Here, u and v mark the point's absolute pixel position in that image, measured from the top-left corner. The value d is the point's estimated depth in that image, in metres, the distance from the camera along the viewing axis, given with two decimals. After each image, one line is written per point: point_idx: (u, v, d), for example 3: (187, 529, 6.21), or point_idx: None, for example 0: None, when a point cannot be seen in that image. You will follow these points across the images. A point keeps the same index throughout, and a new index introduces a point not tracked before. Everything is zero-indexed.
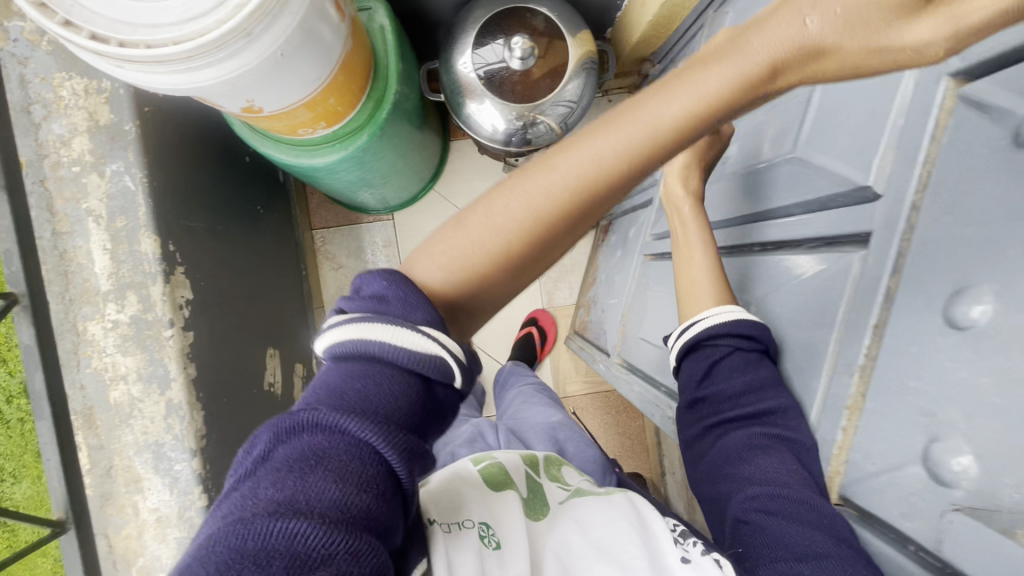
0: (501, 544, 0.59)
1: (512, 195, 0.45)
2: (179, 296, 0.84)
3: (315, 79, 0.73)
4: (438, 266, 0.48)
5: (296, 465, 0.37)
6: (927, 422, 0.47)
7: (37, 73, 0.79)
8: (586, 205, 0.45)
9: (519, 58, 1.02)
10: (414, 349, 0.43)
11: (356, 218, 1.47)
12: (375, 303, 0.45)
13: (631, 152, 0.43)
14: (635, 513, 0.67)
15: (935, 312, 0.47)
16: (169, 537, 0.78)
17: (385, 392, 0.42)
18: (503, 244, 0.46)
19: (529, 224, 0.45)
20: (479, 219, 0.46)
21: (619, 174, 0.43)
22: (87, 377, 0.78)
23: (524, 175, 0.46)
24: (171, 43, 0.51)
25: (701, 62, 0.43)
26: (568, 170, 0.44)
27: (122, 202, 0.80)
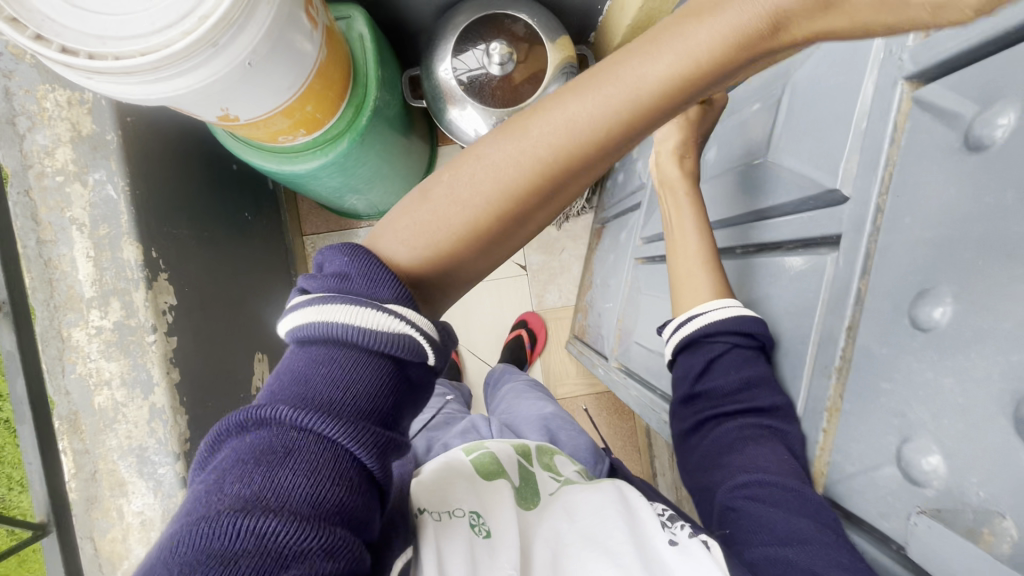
0: (493, 533, 0.56)
1: (479, 165, 0.43)
2: (162, 301, 0.83)
3: (288, 88, 0.73)
4: (404, 242, 0.45)
5: (263, 459, 0.36)
6: (898, 423, 0.47)
7: (21, 85, 0.78)
8: (561, 175, 0.42)
9: (498, 63, 1.04)
10: (382, 330, 0.40)
11: (347, 224, 1.45)
12: (337, 282, 0.42)
13: (609, 120, 0.40)
14: (626, 502, 0.63)
15: (903, 314, 0.47)
16: (154, 540, 0.79)
17: (355, 379, 0.40)
18: (471, 218, 0.43)
19: (497, 197, 0.42)
20: (446, 191, 0.44)
21: (596, 142, 0.41)
22: (72, 383, 0.78)
23: (496, 138, 0.43)
24: (137, 54, 0.52)
25: (689, 15, 0.39)
26: (539, 138, 0.41)
27: (105, 210, 0.79)
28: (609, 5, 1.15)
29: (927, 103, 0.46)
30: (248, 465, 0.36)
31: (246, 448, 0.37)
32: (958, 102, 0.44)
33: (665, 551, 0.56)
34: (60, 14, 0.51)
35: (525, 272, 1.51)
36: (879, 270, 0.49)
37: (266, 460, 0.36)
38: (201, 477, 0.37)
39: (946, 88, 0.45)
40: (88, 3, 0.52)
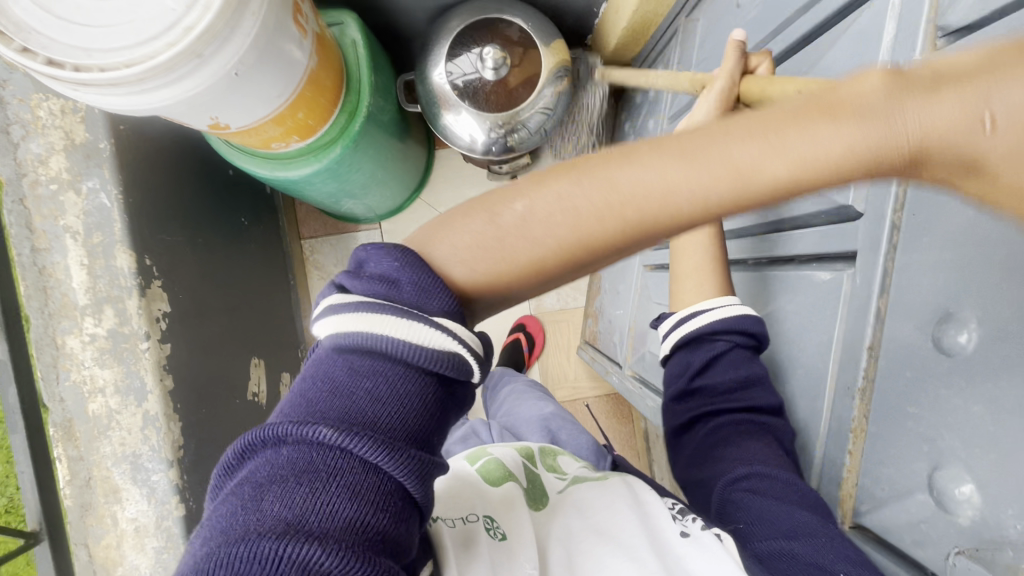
0: (508, 536, 0.54)
1: (554, 204, 0.35)
2: (155, 308, 0.84)
3: (277, 96, 0.72)
4: (460, 261, 0.38)
5: (302, 480, 0.34)
6: (927, 449, 0.44)
7: (14, 95, 0.78)
8: (644, 239, 0.35)
9: (492, 68, 1.02)
10: (432, 346, 0.38)
11: (345, 228, 1.46)
12: (384, 287, 0.38)
13: (711, 205, 0.32)
14: (638, 499, 0.62)
15: (924, 338, 0.44)
16: (148, 547, 0.79)
17: (400, 396, 0.38)
18: (528, 263, 0.37)
19: (559, 250, 0.36)
20: (515, 224, 0.36)
21: (688, 220, 0.33)
22: (66, 391, 0.78)
23: (579, 175, 0.35)
24: (123, 66, 0.52)
25: (819, 108, 0.30)
26: (633, 195, 0.33)
27: (98, 218, 0.79)
28: (605, 8, 1.15)
29: None
30: (286, 486, 0.34)
31: (283, 467, 0.35)
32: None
33: (677, 542, 0.55)
34: (47, 28, 0.51)
35: None
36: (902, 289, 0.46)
37: (305, 480, 0.34)
38: (235, 490, 0.35)
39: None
40: (75, 16, 0.52)
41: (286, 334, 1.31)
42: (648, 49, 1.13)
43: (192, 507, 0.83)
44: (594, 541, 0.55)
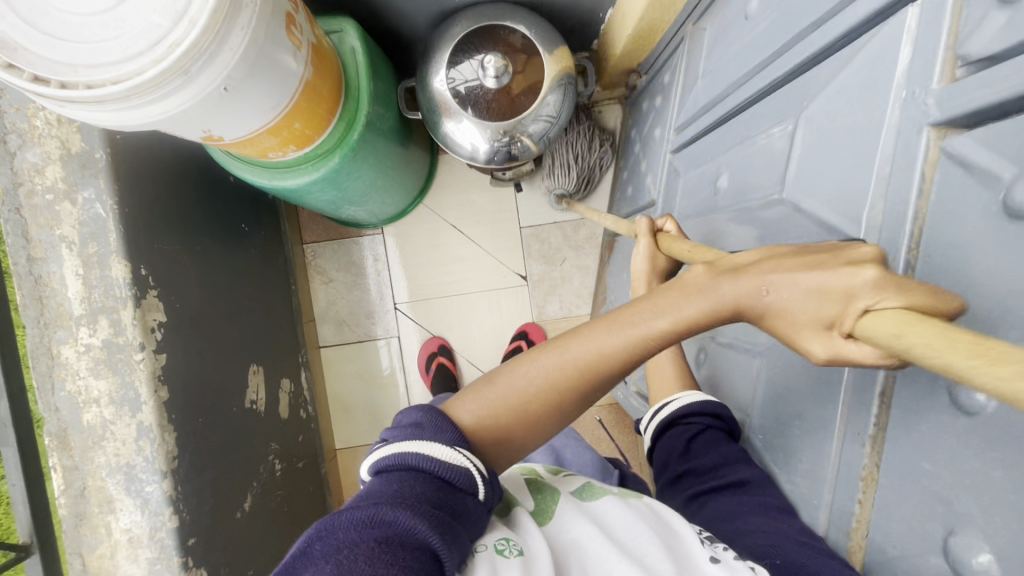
0: (526, 553, 0.46)
1: (535, 364, 0.51)
2: (151, 319, 0.83)
3: (272, 107, 0.71)
4: (479, 412, 0.51)
5: (336, 555, 0.38)
6: (942, 509, 0.37)
7: (12, 104, 0.77)
8: (583, 387, 0.50)
9: (493, 76, 1.01)
10: (447, 460, 0.46)
11: (347, 233, 1.45)
12: (411, 429, 0.49)
13: (619, 357, 0.49)
14: (661, 518, 0.53)
15: (940, 391, 0.36)
16: (141, 557, 0.79)
17: (419, 488, 0.43)
18: (525, 405, 0.51)
19: (543, 391, 0.50)
20: (508, 384, 0.51)
21: (603, 367, 0.49)
22: (62, 401, 0.78)
23: (545, 349, 0.51)
24: (109, 83, 0.51)
25: (679, 289, 0.48)
26: (571, 356, 0.50)
27: (94, 228, 0.79)
28: (611, 13, 1.12)
29: (956, 156, 0.37)
30: (322, 561, 0.38)
31: (320, 549, 0.39)
32: (993, 160, 0.34)
33: (705, 568, 0.46)
34: (34, 44, 0.51)
35: (525, 282, 1.46)
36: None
37: (337, 552, 0.38)
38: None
39: (978, 142, 0.35)
40: (60, 30, 0.51)
41: (285, 338, 1.30)
42: (655, 56, 1.11)
43: (186, 519, 0.83)
44: (615, 555, 0.47)
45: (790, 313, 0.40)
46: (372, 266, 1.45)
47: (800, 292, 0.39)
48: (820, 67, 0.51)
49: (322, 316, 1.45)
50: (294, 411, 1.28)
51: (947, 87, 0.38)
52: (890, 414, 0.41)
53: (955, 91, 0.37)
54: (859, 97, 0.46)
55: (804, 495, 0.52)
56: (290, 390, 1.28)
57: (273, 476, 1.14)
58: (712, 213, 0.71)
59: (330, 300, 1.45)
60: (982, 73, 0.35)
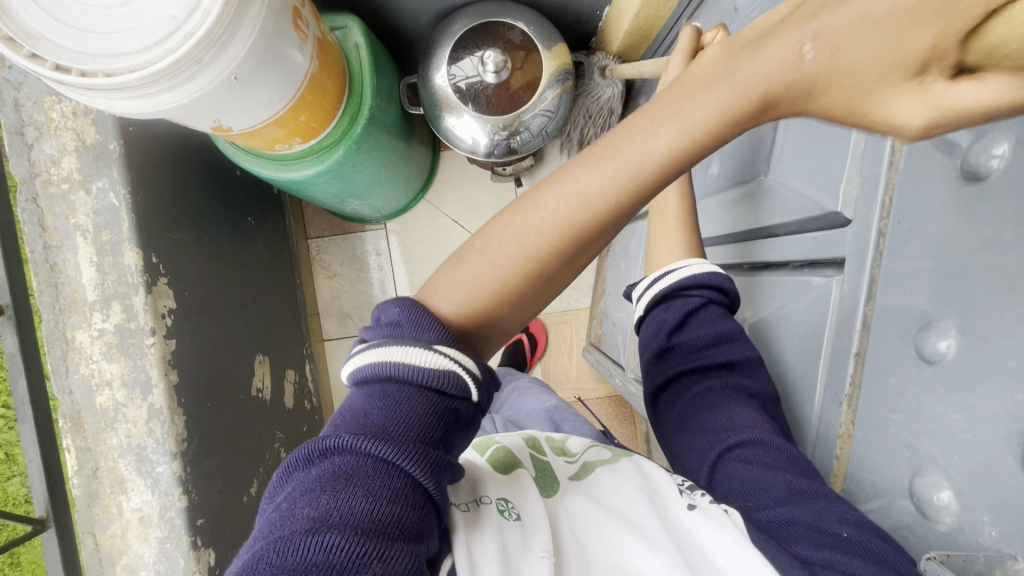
0: (523, 517, 0.49)
1: (504, 234, 0.44)
2: (161, 305, 0.86)
3: (279, 99, 0.74)
4: (455, 300, 0.46)
5: (330, 484, 0.38)
6: (909, 456, 0.39)
7: (29, 98, 0.80)
8: (577, 245, 0.42)
9: (492, 72, 1.03)
10: (431, 367, 0.43)
11: (351, 227, 1.48)
12: (390, 330, 0.45)
13: (611, 205, 0.40)
14: (645, 475, 0.55)
15: (907, 345, 0.39)
16: (152, 536, 0.82)
17: (407, 412, 0.42)
18: (500, 281, 0.44)
19: (523, 262, 0.43)
20: (480, 262, 0.45)
21: (590, 224, 0.41)
22: (75, 383, 0.81)
23: (516, 210, 0.43)
24: (126, 72, 0.54)
25: (682, 91, 0.39)
26: (547, 217, 0.42)
27: (107, 217, 0.82)
28: (608, 10, 1.14)
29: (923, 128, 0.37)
30: (317, 491, 0.38)
31: (313, 475, 0.39)
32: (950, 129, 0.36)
33: (683, 517, 0.48)
34: (55, 35, 0.54)
35: None
36: (887, 300, 0.40)
37: (332, 484, 0.38)
38: (272, 509, 0.39)
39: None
40: (81, 22, 0.54)
41: (289, 328, 1.32)
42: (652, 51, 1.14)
43: (195, 498, 0.86)
44: (606, 520, 0.49)
45: (852, 72, 0.31)
46: (375, 260, 1.48)
47: (870, 35, 0.30)
48: None
49: (326, 309, 1.48)
50: (299, 401, 1.31)
51: None
52: (864, 372, 0.43)
53: None
54: None
55: None
56: (295, 380, 1.30)
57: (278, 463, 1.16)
58: (703, 197, 0.72)
59: (335, 294, 1.48)
60: None
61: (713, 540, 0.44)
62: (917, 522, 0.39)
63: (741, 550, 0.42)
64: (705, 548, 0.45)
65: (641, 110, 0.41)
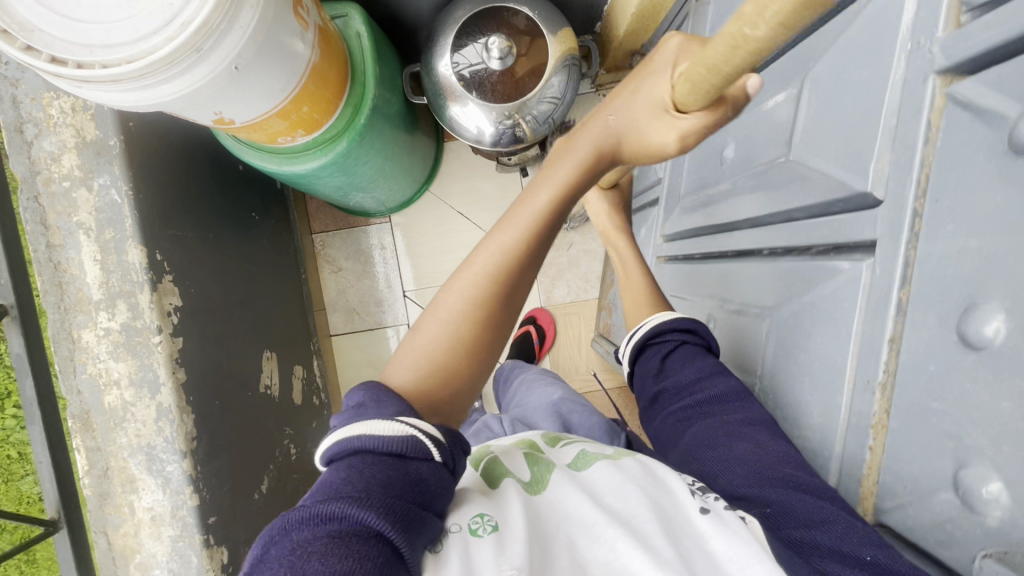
0: (501, 527, 0.45)
1: (450, 296, 0.57)
2: (166, 303, 0.84)
3: (280, 90, 0.73)
4: (412, 366, 0.55)
5: (286, 559, 0.37)
6: (953, 447, 0.36)
7: (28, 94, 0.79)
8: (505, 283, 0.57)
9: (497, 58, 1.01)
10: (389, 434, 0.46)
11: (356, 221, 1.47)
12: (355, 410, 0.50)
13: (523, 246, 0.57)
14: (651, 476, 0.53)
15: (949, 330, 0.36)
16: (164, 535, 0.82)
17: (365, 475, 0.43)
18: (454, 330, 0.56)
19: (467, 309, 0.56)
20: (435, 320, 0.57)
21: (511, 264, 0.57)
22: (83, 383, 0.80)
23: (451, 283, 0.58)
24: (123, 62, 0.52)
25: (537, 182, 0.59)
26: (479, 270, 0.57)
27: (109, 214, 0.80)
28: None
29: (966, 101, 0.35)
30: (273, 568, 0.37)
31: (271, 554, 0.39)
32: (999, 100, 0.33)
33: (695, 521, 0.48)
34: (50, 26, 0.52)
35: None
36: (925, 283, 0.38)
37: (287, 557, 0.38)
38: None
39: (984, 84, 0.34)
40: (75, 12, 0.52)
41: (296, 325, 1.31)
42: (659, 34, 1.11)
43: (206, 498, 0.85)
44: (604, 521, 0.47)
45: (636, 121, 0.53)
46: (379, 254, 1.47)
47: (637, 100, 0.52)
48: (817, 32, 0.51)
49: (333, 304, 1.47)
50: (308, 396, 1.30)
51: (952, 33, 0.36)
52: (899, 360, 0.40)
53: (961, 36, 0.35)
54: (863, 51, 0.44)
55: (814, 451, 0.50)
56: (303, 376, 1.30)
57: (289, 460, 1.16)
58: (717, 182, 0.70)
59: (341, 289, 1.47)
60: (988, 15, 0.33)
61: (728, 547, 0.44)
62: (962, 517, 0.36)
63: (756, 563, 0.42)
64: (719, 557, 0.45)
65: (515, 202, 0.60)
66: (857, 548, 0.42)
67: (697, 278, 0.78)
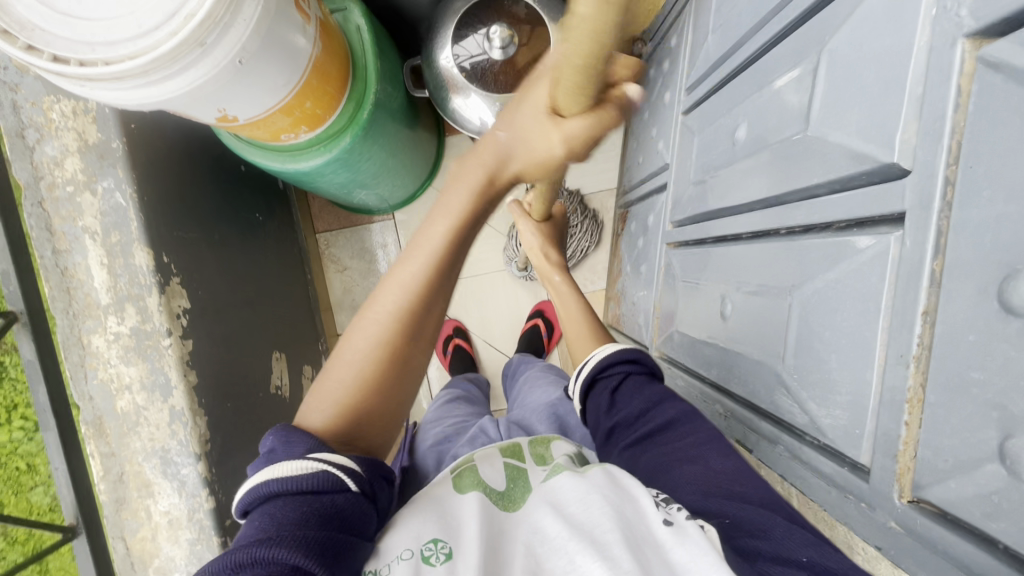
0: (455, 553, 0.46)
1: (354, 336, 0.54)
2: (176, 305, 0.83)
3: (284, 85, 0.72)
4: (323, 407, 0.53)
5: None
6: (998, 417, 0.35)
7: (27, 98, 0.78)
8: (411, 316, 0.53)
9: (499, 48, 1.00)
10: (298, 471, 0.45)
11: (358, 220, 1.46)
12: (266, 457, 0.48)
13: (422, 276, 0.53)
14: (615, 484, 0.51)
15: (989, 298, 0.35)
16: (182, 538, 0.82)
17: (276, 517, 0.42)
18: (360, 368, 0.53)
19: (373, 346, 0.53)
20: (338, 367, 0.54)
21: (416, 299, 0.53)
22: (95, 389, 0.80)
23: (354, 325, 0.55)
24: (127, 59, 0.51)
25: (432, 213, 0.54)
26: (381, 307, 0.53)
27: (115, 217, 0.79)
28: None
29: (1001, 63, 0.33)
30: None
31: None
32: None
33: (657, 532, 0.45)
34: (52, 24, 0.51)
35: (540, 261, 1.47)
36: (960, 251, 0.37)
37: None
38: None
39: (1018, 44, 0.32)
40: (76, 9, 0.52)
41: (303, 326, 1.30)
42: (660, 19, 1.10)
43: (222, 500, 0.85)
44: (569, 538, 0.46)
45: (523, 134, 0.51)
46: (383, 252, 1.46)
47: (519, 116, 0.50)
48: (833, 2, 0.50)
49: (338, 304, 1.46)
50: None
51: None
52: (934, 332, 0.39)
53: None
54: (882, 20, 0.43)
55: (843, 429, 0.48)
56: (312, 376, 1.29)
57: None
58: (729, 164, 0.69)
59: (346, 288, 1.46)
60: None
61: (689, 557, 0.42)
62: (1010, 487, 0.35)
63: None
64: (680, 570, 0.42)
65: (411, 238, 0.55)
66: (797, 552, 0.45)
67: (707, 261, 0.77)
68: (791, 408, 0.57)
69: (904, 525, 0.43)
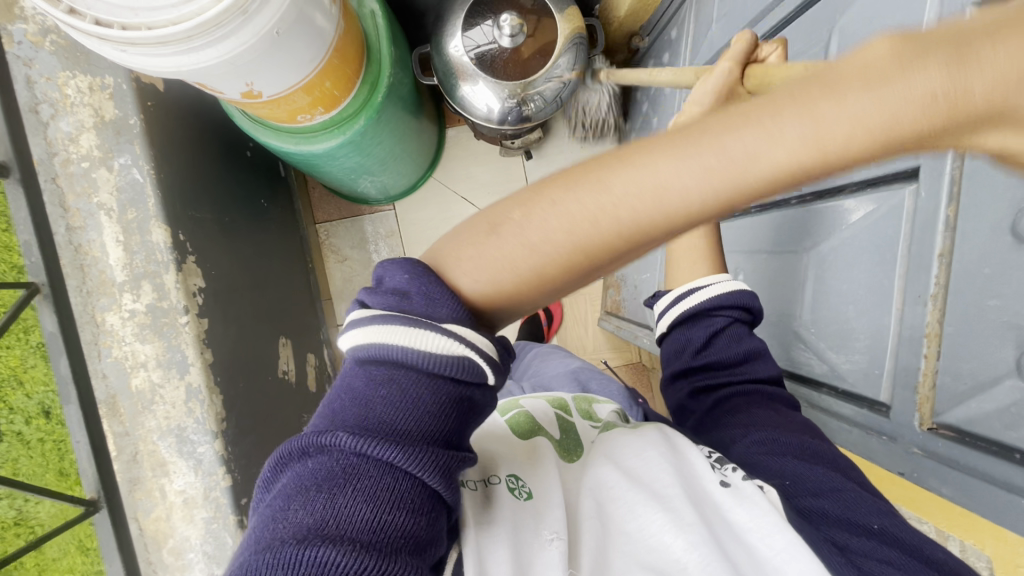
0: (534, 495, 0.49)
1: (550, 211, 0.35)
2: (192, 284, 0.83)
3: (309, 61, 0.73)
4: (478, 281, 0.39)
5: (328, 487, 0.35)
6: (1015, 336, 0.40)
7: (41, 74, 0.78)
8: (632, 245, 0.35)
9: (509, 36, 1.02)
10: (438, 351, 0.38)
11: (356, 209, 1.46)
12: (397, 299, 0.40)
13: (698, 208, 0.32)
14: (670, 442, 0.55)
15: (1004, 234, 0.40)
16: (197, 517, 0.81)
17: (410, 400, 0.38)
18: (536, 268, 0.37)
19: (564, 255, 0.36)
20: (516, 241, 0.37)
21: (658, 223, 0.33)
22: (109, 367, 0.79)
23: (561, 187, 0.35)
24: (170, 24, 0.52)
25: (830, 83, 0.28)
26: (609, 207, 0.33)
27: (131, 194, 0.79)
28: None
29: None
30: (315, 492, 0.35)
31: (311, 474, 0.36)
32: None
33: (715, 492, 0.50)
34: None
35: None
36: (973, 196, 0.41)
37: (329, 488, 0.35)
38: (271, 500, 0.37)
39: None
40: None
41: (306, 314, 1.30)
42: (659, 14, 1.15)
43: (238, 478, 0.85)
44: (631, 488, 0.50)
45: None
46: (382, 242, 1.47)
47: None
48: None
49: (339, 295, 1.46)
50: (320, 383, 1.30)
51: None
52: (950, 270, 0.44)
53: None
54: None
55: (862, 371, 0.53)
56: (315, 364, 1.29)
57: None
58: None
59: (347, 278, 1.46)
60: None
61: (748, 516, 0.47)
62: None
63: (778, 534, 0.45)
64: (738, 528, 0.47)
65: (765, 97, 0.30)
66: (867, 519, 0.47)
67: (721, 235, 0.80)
68: (809, 360, 0.63)
69: (926, 450, 0.48)
